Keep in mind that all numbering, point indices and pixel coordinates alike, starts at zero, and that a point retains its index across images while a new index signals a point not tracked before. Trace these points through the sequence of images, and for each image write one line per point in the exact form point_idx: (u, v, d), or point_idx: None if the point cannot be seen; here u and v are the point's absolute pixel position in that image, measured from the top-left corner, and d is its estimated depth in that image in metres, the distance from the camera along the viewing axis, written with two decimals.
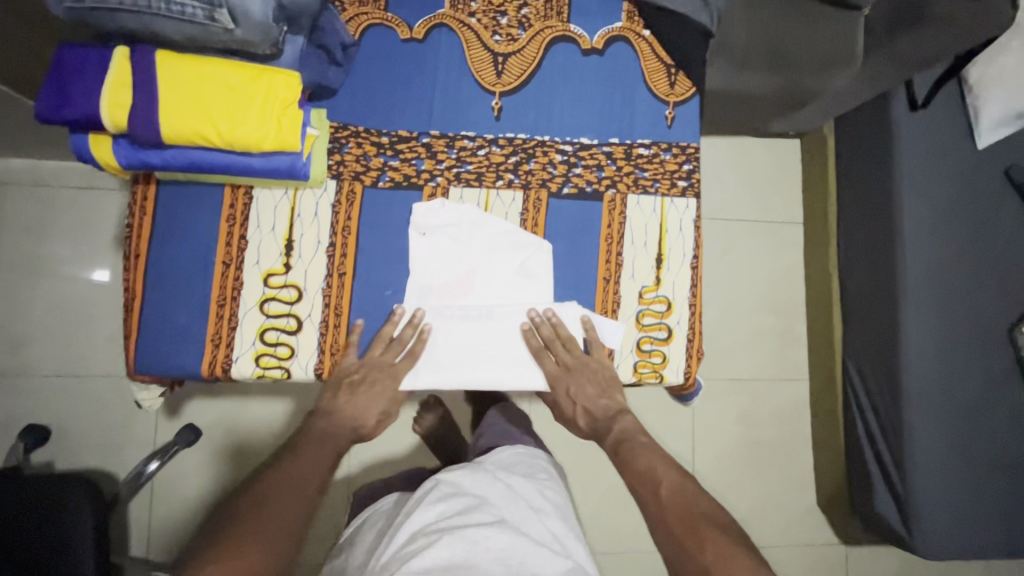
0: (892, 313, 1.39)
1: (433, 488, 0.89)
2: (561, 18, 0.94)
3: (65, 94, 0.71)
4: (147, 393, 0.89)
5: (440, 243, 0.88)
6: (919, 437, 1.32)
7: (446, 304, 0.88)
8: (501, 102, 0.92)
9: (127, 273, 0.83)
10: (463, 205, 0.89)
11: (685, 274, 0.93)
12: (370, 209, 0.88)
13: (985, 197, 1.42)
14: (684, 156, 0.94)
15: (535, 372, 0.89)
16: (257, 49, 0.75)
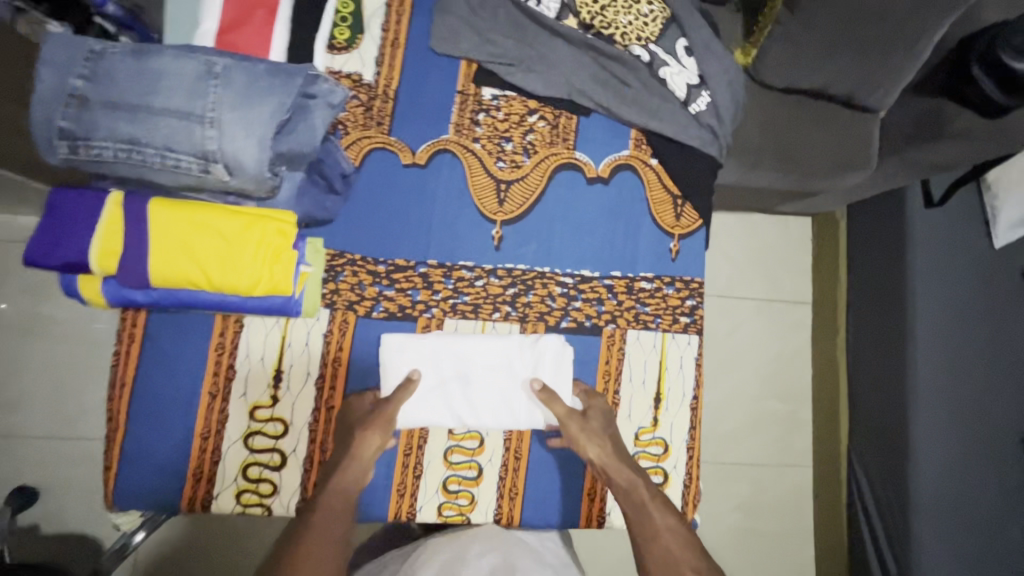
0: (902, 419, 1.32)
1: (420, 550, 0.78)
2: (567, 144, 0.93)
3: (54, 240, 0.70)
4: (126, 517, 0.86)
5: (419, 364, 0.84)
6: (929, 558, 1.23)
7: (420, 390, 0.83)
8: (501, 231, 0.90)
9: (110, 403, 0.81)
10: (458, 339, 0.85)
11: (684, 415, 0.89)
12: (362, 341, 0.86)
13: (1003, 302, 1.36)
14: (687, 291, 0.92)
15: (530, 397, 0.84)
16: (252, 194, 0.74)
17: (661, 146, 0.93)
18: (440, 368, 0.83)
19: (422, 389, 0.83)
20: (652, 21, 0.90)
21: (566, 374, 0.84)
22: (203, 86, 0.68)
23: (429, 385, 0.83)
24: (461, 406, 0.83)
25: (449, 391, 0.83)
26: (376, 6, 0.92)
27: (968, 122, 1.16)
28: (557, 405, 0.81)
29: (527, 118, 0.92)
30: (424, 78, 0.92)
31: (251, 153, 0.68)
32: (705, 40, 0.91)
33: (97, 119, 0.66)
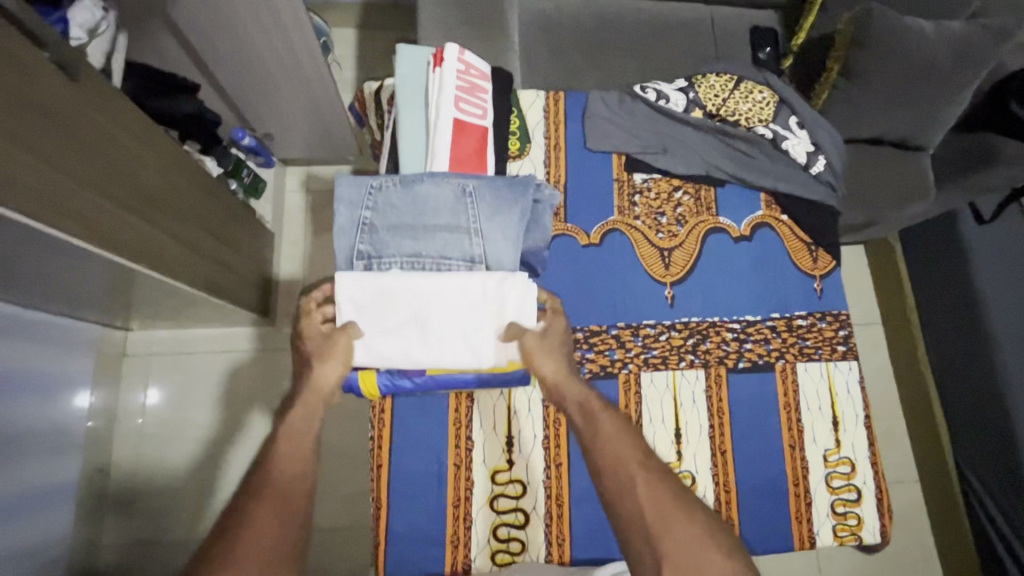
0: None
1: None
2: (711, 212, 1.09)
3: None
4: None
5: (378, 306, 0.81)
6: None
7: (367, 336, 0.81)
8: (672, 291, 1.04)
9: (373, 484, 0.91)
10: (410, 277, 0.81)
11: (861, 435, 1.00)
12: None
13: None
14: (838, 323, 1.05)
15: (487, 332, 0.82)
16: None
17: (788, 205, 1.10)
18: (395, 312, 0.81)
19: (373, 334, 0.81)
20: (767, 106, 1.10)
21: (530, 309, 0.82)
22: (462, 205, 0.84)
23: (382, 330, 0.81)
24: (420, 349, 0.81)
25: (406, 335, 0.81)
26: (536, 119, 1.11)
27: (1017, 150, 1.37)
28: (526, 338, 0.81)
29: (674, 194, 1.09)
30: (584, 171, 1.09)
31: (507, 252, 0.83)
32: (810, 116, 1.11)
33: (387, 240, 0.82)
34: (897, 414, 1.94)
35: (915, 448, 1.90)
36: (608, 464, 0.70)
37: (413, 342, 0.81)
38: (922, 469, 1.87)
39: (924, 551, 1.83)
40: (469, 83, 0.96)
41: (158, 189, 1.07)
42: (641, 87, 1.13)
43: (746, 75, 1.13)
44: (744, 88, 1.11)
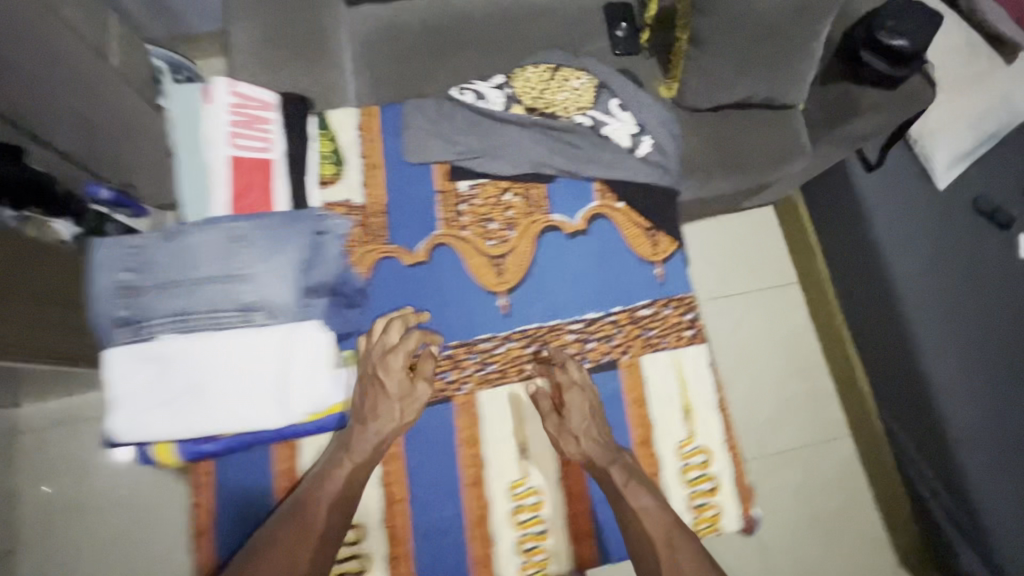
0: None
1: None
2: (543, 210, 1.05)
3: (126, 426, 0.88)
4: None
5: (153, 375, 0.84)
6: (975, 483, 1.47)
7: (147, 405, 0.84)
8: (507, 300, 1.02)
9: (202, 519, 1.12)
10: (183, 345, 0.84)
11: (714, 421, 1.06)
12: (422, 421, 1.06)
13: (962, 232, 1.67)
14: (683, 309, 1.06)
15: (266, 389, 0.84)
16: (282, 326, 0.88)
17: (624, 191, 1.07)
18: (170, 383, 0.83)
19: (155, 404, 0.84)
20: (584, 93, 1.06)
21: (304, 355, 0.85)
22: (232, 253, 0.84)
23: (154, 400, 0.84)
24: (197, 418, 0.84)
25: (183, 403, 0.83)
26: (349, 138, 1.05)
27: (874, 100, 1.36)
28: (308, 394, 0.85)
29: (501, 198, 1.05)
30: (402, 184, 1.05)
31: (277, 292, 0.83)
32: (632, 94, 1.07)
33: (151, 304, 0.83)
34: (823, 370, 1.93)
35: (844, 403, 1.89)
36: (633, 532, 0.96)
37: (190, 409, 0.83)
38: (852, 422, 1.87)
39: (863, 504, 1.83)
40: (245, 114, 0.96)
41: None
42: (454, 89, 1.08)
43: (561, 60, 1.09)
44: (558, 73, 1.06)
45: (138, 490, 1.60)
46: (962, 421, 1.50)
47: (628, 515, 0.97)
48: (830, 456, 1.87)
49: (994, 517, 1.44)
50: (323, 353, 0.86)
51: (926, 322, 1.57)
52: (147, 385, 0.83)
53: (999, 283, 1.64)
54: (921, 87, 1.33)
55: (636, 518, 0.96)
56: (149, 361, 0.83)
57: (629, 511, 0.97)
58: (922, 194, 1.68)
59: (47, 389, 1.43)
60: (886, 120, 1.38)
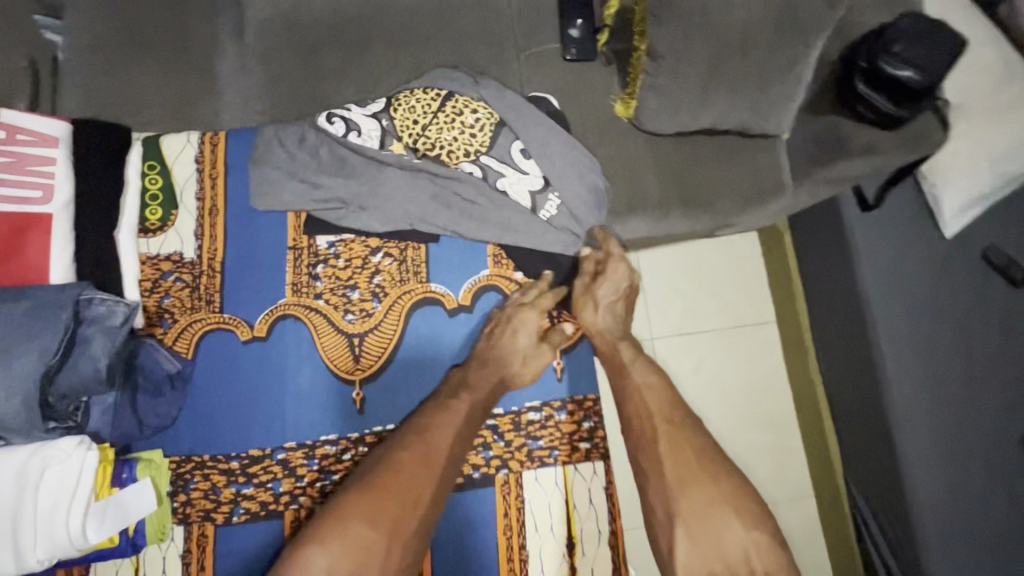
0: None
1: None
2: (420, 279, 1.06)
3: None
4: None
5: None
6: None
7: None
8: (361, 392, 1.02)
9: None
10: None
11: (603, 551, 1.00)
12: (225, 531, 0.97)
13: (967, 290, 1.42)
14: (580, 412, 1.04)
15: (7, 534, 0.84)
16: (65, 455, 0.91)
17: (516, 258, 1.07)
18: None
19: None
20: (478, 131, 1.01)
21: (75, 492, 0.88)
22: None
23: None
24: None
25: None
26: (185, 178, 1.11)
27: (870, 139, 1.11)
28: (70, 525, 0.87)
29: (371, 260, 1.06)
30: (254, 236, 1.08)
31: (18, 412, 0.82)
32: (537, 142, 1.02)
33: None
34: (793, 423, 1.74)
35: (811, 459, 1.71)
36: (642, 443, 1.00)
37: None
38: (818, 482, 1.69)
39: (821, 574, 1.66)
40: (12, 155, 0.95)
41: None
42: (327, 120, 1.03)
43: (458, 93, 1.02)
44: (451, 116, 1.00)
45: None
46: (929, 507, 1.36)
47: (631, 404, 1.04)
48: (790, 518, 1.70)
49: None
50: (76, 478, 0.88)
51: (904, 393, 1.42)
52: None
53: (1006, 353, 1.40)
54: (927, 129, 1.08)
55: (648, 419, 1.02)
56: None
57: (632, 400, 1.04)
58: (921, 242, 1.45)
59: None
60: (882, 165, 1.14)
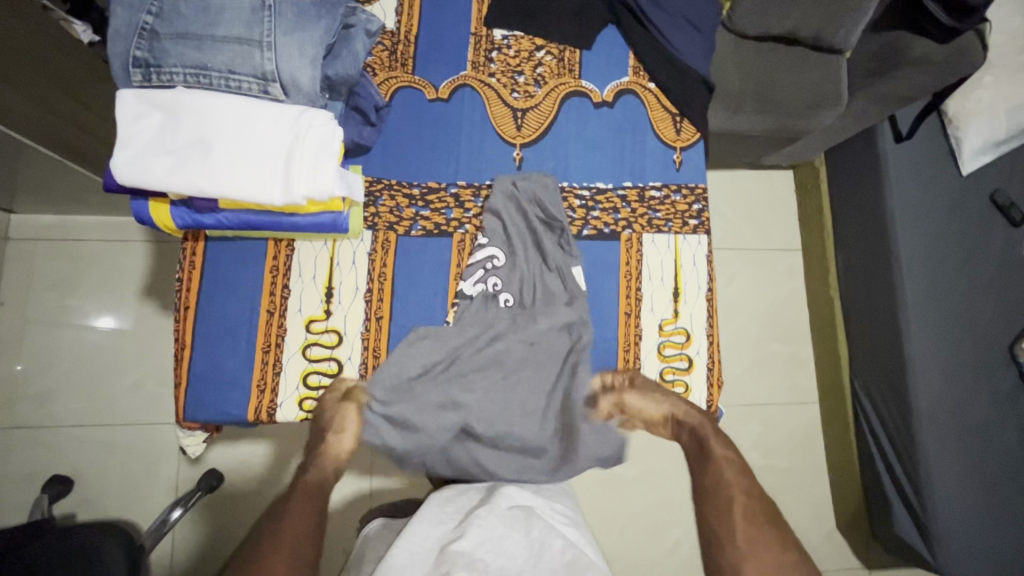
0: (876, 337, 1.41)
1: (444, 505, 0.97)
2: (575, 52, 1.03)
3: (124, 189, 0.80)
4: (192, 438, 1.02)
5: (164, 123, 0.75)
6: (930, 456, 1.50)
7: (157, 151, 0.75)
8: (522, 153, 1.00)
9: (178, 323, 0.88)
10: (177, 93, 0.75)
11: (701, 306, 0.98)
12: (403, 258, 0.94)
13: (975, 219, 1.66)
14: (693, 197, 1.01)
15: (314, 164, 0.78)
16: (183, 119, 0.75)
17: (595, 257, 0.98)
18: (172, 134, 0.75)
19: (161, 153, 0.75)
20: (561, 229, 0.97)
21: (305, 133, 0.78)
22: (259, 17, 0.77)
23: (161, 148, 0.75)
24: (202, 175, 0.75)
25: (184, 157, 0.74)
26: None
27: (924, 50, 1.31)
28: (325, 165, 0.78)
29: (535, 54, 1.02)
30: (439, 12, 1.02)
31: (305, 71, 0.77)
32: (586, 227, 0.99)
33: (167, 49, 0.74)
34: (806, 337, 1.96)
35: (818, 370, 1.93)
36: (710, 499, 0.80)
37: (194, 166, 0.75)
38: (823, 392, 1.90)
39: (815, 466, 1.88)
40: None
41: (47, 62, 1.01)
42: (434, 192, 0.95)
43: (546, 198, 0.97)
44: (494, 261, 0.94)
45: (92, 334, 1.57)
46: (925, 389, 1.53)
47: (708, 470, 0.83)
48: (796, 419, 1.91)
49: (938, 484, 1.48)
50: (337, 141, 0.80)
51: (916, 297, 1.58)
52: (148, 142, 0.75)
53: (999, 275, 1.64)
54: (969, 47, 1.30)
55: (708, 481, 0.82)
56: (158, 107, 0.75)
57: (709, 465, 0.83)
58: (943, 174, 1.66)
59: (55, 200, 1.45)
60: (925, 75, 1.35)
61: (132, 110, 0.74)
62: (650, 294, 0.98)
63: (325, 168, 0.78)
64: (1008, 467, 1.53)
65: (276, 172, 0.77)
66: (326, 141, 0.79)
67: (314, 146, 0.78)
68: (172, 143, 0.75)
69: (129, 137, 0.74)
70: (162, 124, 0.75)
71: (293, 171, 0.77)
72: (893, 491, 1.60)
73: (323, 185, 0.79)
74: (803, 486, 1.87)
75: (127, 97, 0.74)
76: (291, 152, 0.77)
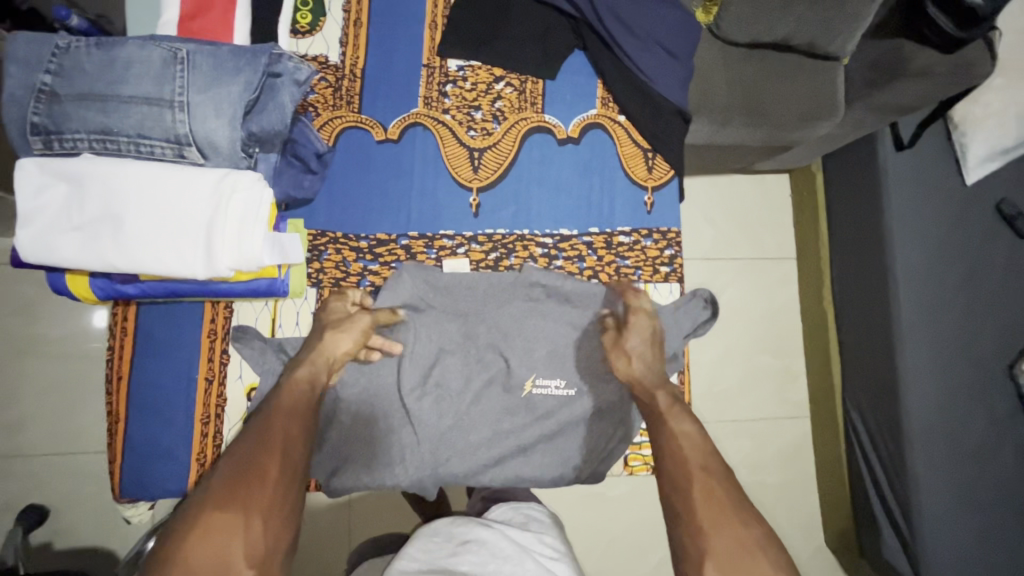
0: None
1: (431, 538, 0.83)
2: (538, 84, 0.95)
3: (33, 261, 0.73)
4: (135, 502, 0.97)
5: (69, 194, 0.68)
6: (923, 484, 1.34)
7: (64, 225, 0.68)
8: (478, 199, 0.92)
9: (110, 394, 0.83)
10: (82, 161, 0.68)
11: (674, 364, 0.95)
12: None
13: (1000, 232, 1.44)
14: (665, 242, 0.94)
15: (238, 231, 0.71)
16: (91, 188, 0.68)
17: (557, 311, 0.90)
18: (80, 206, 0.68)
19: (68, 226, 0.68)
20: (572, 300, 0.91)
21: (226, 197, 0.71)
22: (170, 72, 0.69)
23: (68, 222, 0.68)
24: (113, 250, 0.68)
25: (93, 232, 0.68)
26: None
27: (926, 60, 1.19)
28: (250, 233, 0.71)
29: (493, 86, 0.94)
30: (389, 41, 0.94)
31: (222, 133, 0.69)
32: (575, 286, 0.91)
33: (69, 113, 0.67)
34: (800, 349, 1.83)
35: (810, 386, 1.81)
36: (667, 467, 0.76)
37: (105, 241, 0.68)
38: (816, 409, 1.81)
39: (806, 484, 1.81)
40: None
41: None
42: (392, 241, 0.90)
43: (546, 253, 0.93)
44: (489, 337, 0.89)
45: None
46: (915, 408, 1.37)
47: (665, 443, 0.79)
48: (786, 436, 1.82)
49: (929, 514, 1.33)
50: (265, 205, 0.73)
51: (910, 319, 1.40)
52: (53, 215, 0.68)
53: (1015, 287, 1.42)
54: (976, 57, 1.19)
55: (666, 450, 0.78)
56: (61, 177, 0.68)
57: (667, 440, 0.79)
58: None
59: None
60: (930, 86, 1.23)
61: (35, 180, 0.68)
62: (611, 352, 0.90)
63: (251, 236, 0.71)
64: (1010, 509, 1.35)
65: (196, 244, 0.70)
66: (252, 204, 0.72)
67: (237, 211, 0.71)
68: (79, 216, 0.68)
69: (32, 211, 0.68)
70: (69, 196, 0.68)
71: (214, 242, 0.70)
72: (882, 514, 1.47)
73: (247, 254, 0.72)
74: (793, 505, 1.80)
75: (28, 166, 0.68)
76: (211, 222, 0.70)
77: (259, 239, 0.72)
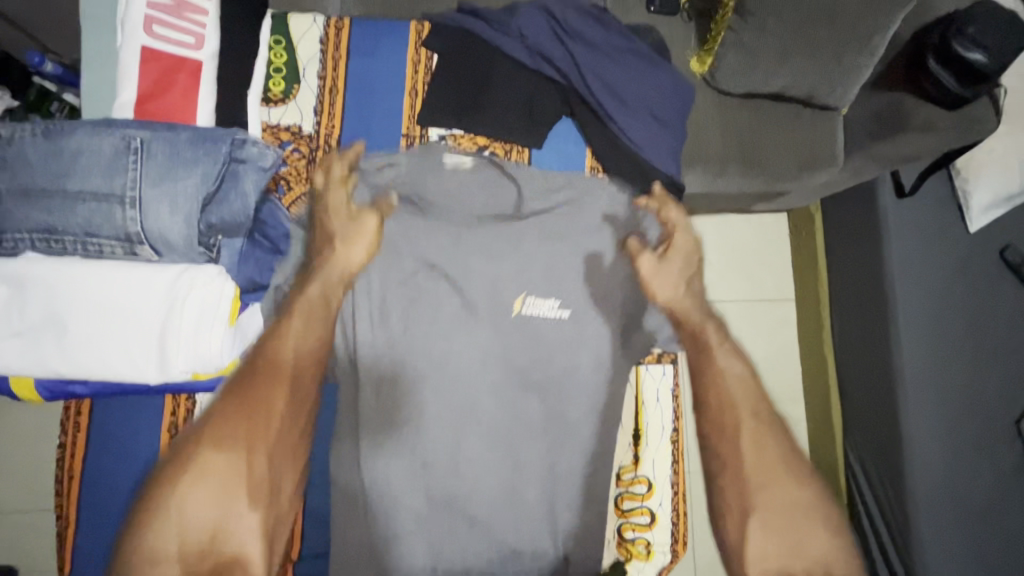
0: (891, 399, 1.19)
1: None
2: (523, 152, 0.89)
3: None
4: None
5: (12, 298, 0.63)
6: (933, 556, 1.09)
7: (7, 331, 0.63)
8: None
9: (61, 496, 0.77)
10: (28, 263, 0.64)
11: (666, 449, 0.87)
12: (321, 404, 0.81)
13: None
14: None
15: (193, 329, 0.65)
16: (37, 291, 0.63)
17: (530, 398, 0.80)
18: (24, 311, 0.63)
19: (12, 332, 0.63)
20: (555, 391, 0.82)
21: (179, 293, 0.65)
22: (120, 163, 0.64)
23: (11, 327, 0.63)
24: (57, 356, 0.63)
25: (37, 337, 0.63)
26: (310, 54, 0.89)
27: (927, 117, 1.09)
28: (207, 332, 0.66)
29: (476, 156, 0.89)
30: (365, 108, 0.89)
31: (176, 229, 0.64)
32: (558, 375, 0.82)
33: (11, 212, 0.63)
34: None
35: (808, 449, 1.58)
36: (710, 412, 0.74)
37: (48, 347, 0.63)
38: None
39: None
40: None
41: None
42: None
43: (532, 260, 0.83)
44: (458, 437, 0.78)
45: None
46: (924, 470, 1.12)
47: (712, 386, 0.75)
48: None
49: None
50: (226, 301, 0.67)
51: (914, 360, 1.17)
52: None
53: None
54: (981, 114, 1.08)
55: (710, 385, 0.75)
56: (4, 280, 0.63)
57: (713, 381, 0.75)
58: None
59: None
60: (932, 143, 1.11)
61: None
62: (586, 446, 0.80)
63: (211, 335, 0.66)
64: None
65: (147, 349, 0.64)
66: (210, 298, 0.67)
67: (190, 309, 0.65)
68: (22, 320, 0.63)
69: None
70: (12, 299, 0.63)
71: (168, 344, 0.64)
72: None
73: (204, 354, 0.66)
74: None
75: None
76: (165, 324, 0.64)
77: (219, 338, 0.67)
